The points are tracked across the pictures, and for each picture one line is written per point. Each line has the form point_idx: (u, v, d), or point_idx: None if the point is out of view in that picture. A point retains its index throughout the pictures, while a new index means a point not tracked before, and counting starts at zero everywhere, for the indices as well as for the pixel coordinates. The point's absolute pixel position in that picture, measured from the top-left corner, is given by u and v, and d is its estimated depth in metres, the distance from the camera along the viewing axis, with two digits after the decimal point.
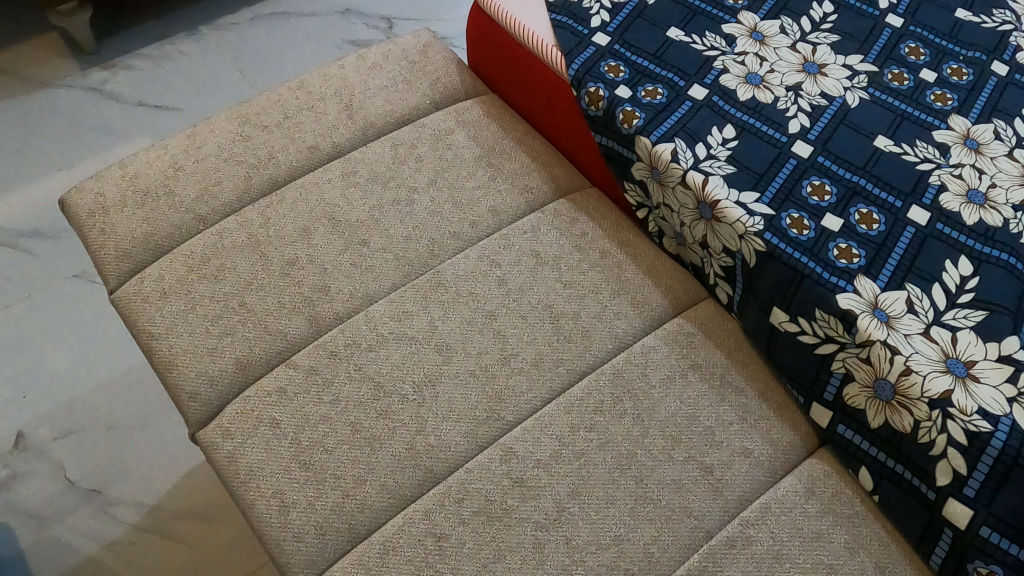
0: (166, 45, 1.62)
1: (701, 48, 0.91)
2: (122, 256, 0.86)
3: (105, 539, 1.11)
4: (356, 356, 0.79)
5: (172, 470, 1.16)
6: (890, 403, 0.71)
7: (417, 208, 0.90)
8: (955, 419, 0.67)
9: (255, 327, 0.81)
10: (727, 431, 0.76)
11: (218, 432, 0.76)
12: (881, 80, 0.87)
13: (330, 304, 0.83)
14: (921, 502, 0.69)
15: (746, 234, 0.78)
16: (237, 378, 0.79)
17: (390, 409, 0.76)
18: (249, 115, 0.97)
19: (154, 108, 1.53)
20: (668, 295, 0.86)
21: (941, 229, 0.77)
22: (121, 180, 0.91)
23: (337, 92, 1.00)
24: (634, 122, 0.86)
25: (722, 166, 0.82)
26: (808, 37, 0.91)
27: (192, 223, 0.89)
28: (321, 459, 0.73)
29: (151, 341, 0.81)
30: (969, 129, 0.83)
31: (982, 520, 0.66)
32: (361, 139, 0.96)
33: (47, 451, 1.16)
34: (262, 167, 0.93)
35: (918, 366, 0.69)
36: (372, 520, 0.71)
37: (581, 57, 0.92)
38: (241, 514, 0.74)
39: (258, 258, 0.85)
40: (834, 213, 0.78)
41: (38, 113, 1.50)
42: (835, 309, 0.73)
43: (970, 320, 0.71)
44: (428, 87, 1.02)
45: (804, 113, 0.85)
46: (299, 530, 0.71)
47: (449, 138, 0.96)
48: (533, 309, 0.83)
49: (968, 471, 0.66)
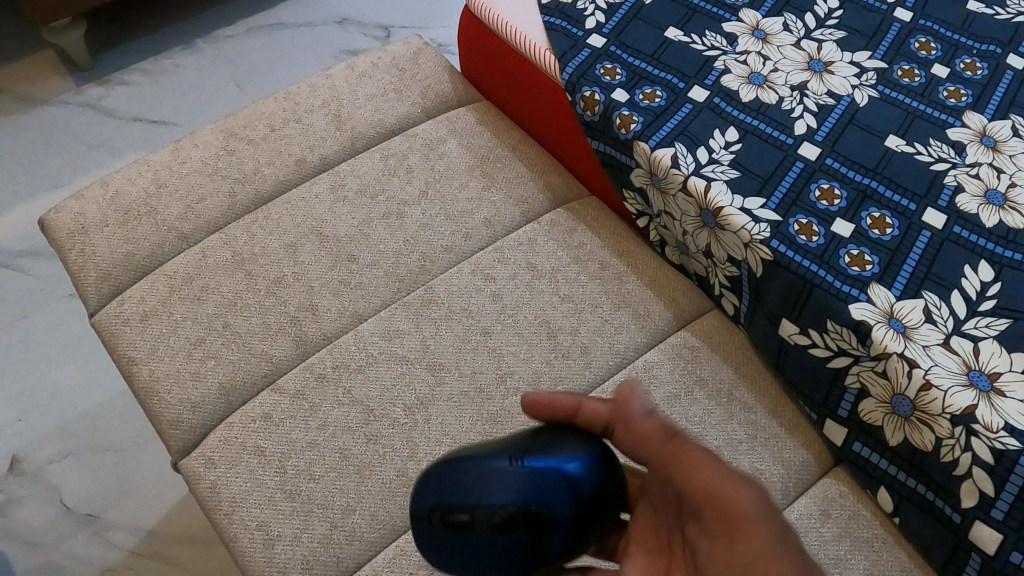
0: (161, 59, 1.60)
1: (701, 48, 0.87)
2: (104, 277, 0.83)
3: (102, 566, 1.07)
4: (345, 378, 0.75)
5: (169, 494, 1.12)
6: (910, 420, 0.66)
7: (407, 221, 0.86)
8: (979, 435, 0.63)
9: (240, 349, 0.78)
10: (736, 450, 0.72)
11: (201, 461, 0.73)
12: (891, 77, 0.83)
13: (317, 323, 0.79)
14: (945, 525, 0.65)
15: (751, 242, 0.74)
16: (221, 403, 0.76)
17: (381, 433, 0.72)
18: (234, 128, 0.94)
19: (149, 122, 1.51)
20: (672, 308, 0.82)
21: (958, 233, 0.72)
22: (102, 199, 0.88)
23: (325, 103, 0.97)
24: (632, 127, 0.82)
25: (724, 170, 0.78)
26: (813, 33, 0.87)
27: (176, 241, 0.86)
28: (308, 488, 0.70)
29: (131, 366, 0.78)
30: (985, 126, 0.79)
31: (1013, 544, 0.61)
32: (350, 151, 0.93)
33: (40, 475, 1.13)
34: (248, 182, 0.90)
35: (938, 380, 0.65)
36: (361, 552, 0.67)
37: (576, 60, 0.88)
38: (225, 547, 0.70)
39: (243, 277, 0.82)
40: (844, 217, 0.74)
41: (32, 130, 1.48)
42: (848, 320, 0.69)
43: (993, 329, 0.67)
44: (419, 96, 0.99)
45: (811, 113, 0.81)
46: (285, 563, 0.67)
47: (440, 148, 0.93)
48: (529, 325, 0.79)
49: (996, 493, 0.62)
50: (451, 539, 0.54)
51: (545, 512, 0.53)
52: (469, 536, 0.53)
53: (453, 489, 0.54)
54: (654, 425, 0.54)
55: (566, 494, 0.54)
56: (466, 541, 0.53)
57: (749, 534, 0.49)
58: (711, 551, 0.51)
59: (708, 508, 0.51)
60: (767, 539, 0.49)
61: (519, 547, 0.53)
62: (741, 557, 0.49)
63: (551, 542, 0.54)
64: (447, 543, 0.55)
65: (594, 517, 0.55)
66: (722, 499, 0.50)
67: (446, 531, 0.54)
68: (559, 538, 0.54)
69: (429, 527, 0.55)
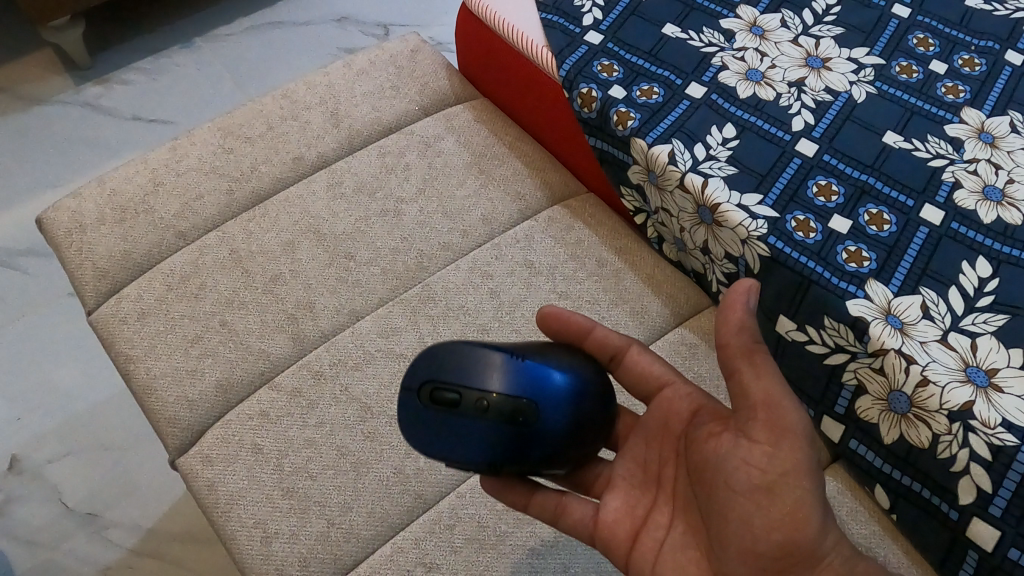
0: (160, 58, 1.60)
1: (698, 44, 0.87)
2: (101, 275, 0.83)
3: (101, 564, 1.07)
4: (342, 375, 0.75)
5: (168, 492, 1.12)
6: (907, 416, 0.66)
7: (405, 218, 0.86)
8: (976, 431, 0.63)
9: (237, 347, 0.78)
10: None
11: (198, 459, 0.73)
12: (888, 73, 0.83)
13: (314, 321, 0.79)
14: (942, 523, 0.64)
15: (749, 239, 0.74)
16: (218, 401, 0.76)
17: (378, 430, 0.72)
18: (232, 126, 0.94)
19: (148, 121, 1.51)
20: (669, 305, 0.82)
21: (956, 229, 0.72)
22: (99, 198, 0.88)
23: (322, 101, 0.97)
24: (629, 123, 0.82)
25: (722, 167, 0.78)
26: (811, 30, 0.87)
27: (173, 239, 0.86)
28: (304, 485, 0.70)
29: (128, 363, 0.78)
30: (983, 122, 0.79)
31: (1010, 541, 0.61)
32: (347, 148, 0.93)
33: (40, 474, 1.13)
34: (245, 180, 0.90)
35: (936, 376, 0.65)
36: (358, 550, 0.67)
37: (573, 57, 0.88)
38: (222, 545, 0.70)
39: (240, 274, 0.82)
40: (842, 214, 0.74)
41: (31, 129, 1.48)
42: (845, 316, 0.69)
43: (991, 325, 0.67)
44: (416, 93, 0.99)
45: (808, 109, 0.81)
46: (282, 561, 0.67)
47: (437, 145, 0.93)
48: (526, 322, 0.79)
49: (994, 489, 0.62)
50: (435, 415, 0.55)
51: (536, 412, 0.55)
52: (454, 416, 0.54)
53: (448, 366, 0.55)
54: (742, 322, 0.57)
55: (556, 403, 0.56)
56: (451, 422, 0.54)
57: (791, 447, 0.55)
58: (751, 457, 0.56)
59: (762, 413, 0.56)
60: (806, 455, 0.55)
61: (502, 441, 0.55)
62: (774, 468, 0.55)
63: (532, 444, 0.55)
64: (428, 422, 0.55)
65: (572, 437, 0.57)
66: (777, 406, 0.55)
67: (432, 408, 0.55)
68: (541, 444, 0.56)
69: (416, 402, 0.55)
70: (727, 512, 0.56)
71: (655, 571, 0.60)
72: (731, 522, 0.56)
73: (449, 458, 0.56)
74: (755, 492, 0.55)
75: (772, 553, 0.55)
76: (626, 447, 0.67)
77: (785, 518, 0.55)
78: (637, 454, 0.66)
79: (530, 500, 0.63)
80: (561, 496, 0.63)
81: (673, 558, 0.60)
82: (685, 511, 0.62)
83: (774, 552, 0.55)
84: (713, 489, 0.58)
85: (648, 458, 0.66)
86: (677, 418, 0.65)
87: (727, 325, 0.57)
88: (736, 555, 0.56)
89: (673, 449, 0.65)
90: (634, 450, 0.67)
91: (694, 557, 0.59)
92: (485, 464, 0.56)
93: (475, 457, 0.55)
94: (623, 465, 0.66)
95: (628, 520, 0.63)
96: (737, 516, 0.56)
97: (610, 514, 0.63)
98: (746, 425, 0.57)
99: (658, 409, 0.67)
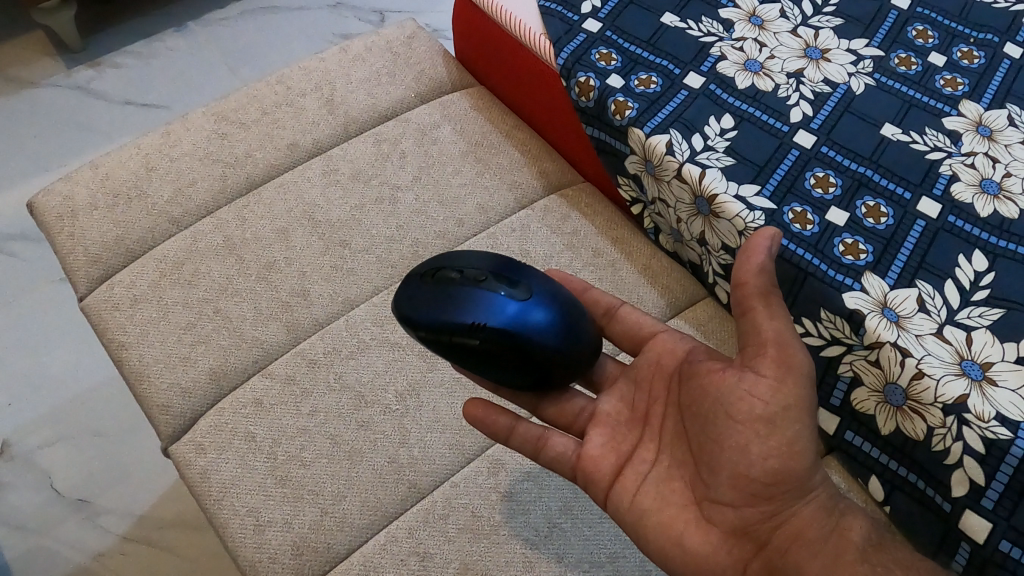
0: (154, 41, 1.58)
1: (697, 34, 0.86)
2: (93, 260, 0.83)
3: (92, 550, 1.07)
4: (336, 364, 0.75)
5: (160, 479, 1.12)
6: (902, 409, 0.66)
7: (400, 206, 0.86)
8: (970, 425, 0.63)
9: (230, 334, 0.77)
10: None
11: (191, 448, 0.72)
12: (887, 64, 0.83)
13: (308, 309, 0.79)
14: (936, 514, 0.64)
15: (746, 230, 0.73)
16: (211, 389, 0.75)
17: (372, 419, 0.72)
18: (226, 112, 0.93)
19: (140, 106, 1.49)
20: (665, 295, 0.82)
21: (953, 222, 0.72)
22: (92, 182, 0.87)
23: (318, 86, 0.96)
24: (627, 113, 0.81)
25: (720, 157, 0.77)
26: (810, 20, 0.86)
27: (166, 225, 0.85)
28: (298, 474, 0.70)
29: (121, 350, 0.78)
30: (981, 116, 0.78)
31: (1002, 533, 0.61)
32: (342, 134, 0.93)
33: (31, 460, 1.12)
34: (239, 166, 0.89)
35: (931, 369, 0.65)
36: (352, 539, 0.67)
37: (571, 45, 0.87)
38: (215, 533, 0.70)
39: (234, 262, 0.81)
40: (839, 206, 0.74)
41: (21, 112, 1.46)
42: (842, 309, 0.69)
43: (986, 319, 0.67)
44: (413, 80, 0.98)
45: (807, 100, 0.80)
46: (275, 549, 0.67)
47: (433, 133, 0.92)
48: None
49: (986, 481, 0.62)
50: (432, 287, 0.61)
51: (528, 288, 0.62)
52: (451, 285, 0.61)
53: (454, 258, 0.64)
54: (762, 267, 0.58)
55: (543, 295, 0.62)
56: (447, 288, 0.60)
57: (795, 384, 0.57)
58: (756, 389, 0.57)
59: (772, 350, 0.57)
60: (807, 393, 0.57)
61: (493, 296, 0.60)
62: (778, 401, 0.56)
63: (519, 310, 0.59)
64: (426, 293, 0.61)
65: (558, 333, 0.61)
66: (785, 344, 0.57)
67: (429, 284, 0.62)
68: (528, 313, 0.60)
69: (418, 282, 0.62)
70: (723, 440, 0.58)
71: (636, 499, 0.61)
72: (727, 449, 0.58)
73: (439, 325, 0.59)
74: (756, 422, 0.57)
75: (763, 480, 0.57)
76: (615, 387, 0.69)
77: (782, 449, 0.56)
78: (625, 395, 0.68)
79: (513, 430, 0.66)
80: (546, 431, 0.66)
81: (656, 488, 0.62)
82: (672, 445, 0.64)
83: (766, 478, 0.57)
84: (712, 419, 0.60)
85: (636, 399, 0.68)
86: (670, 356, 0.68)
87: (747, 265, 0.58)
88: (726, 481, 0.58)
89: (663, 387, 0.67)
90: (624, 390, 0.69)
91: (678, 487, 0.61)
92: (470, 326, 0.58)
93: (464, 313, 0.58)
94: (611, 403, 0.68)
95: (614, 453, 0.64)
96: (733, 444, 0.58)
97: (595, 449, 0.65)
98: (752, 361, 0.58)
99: (650, 353, 0.69)
